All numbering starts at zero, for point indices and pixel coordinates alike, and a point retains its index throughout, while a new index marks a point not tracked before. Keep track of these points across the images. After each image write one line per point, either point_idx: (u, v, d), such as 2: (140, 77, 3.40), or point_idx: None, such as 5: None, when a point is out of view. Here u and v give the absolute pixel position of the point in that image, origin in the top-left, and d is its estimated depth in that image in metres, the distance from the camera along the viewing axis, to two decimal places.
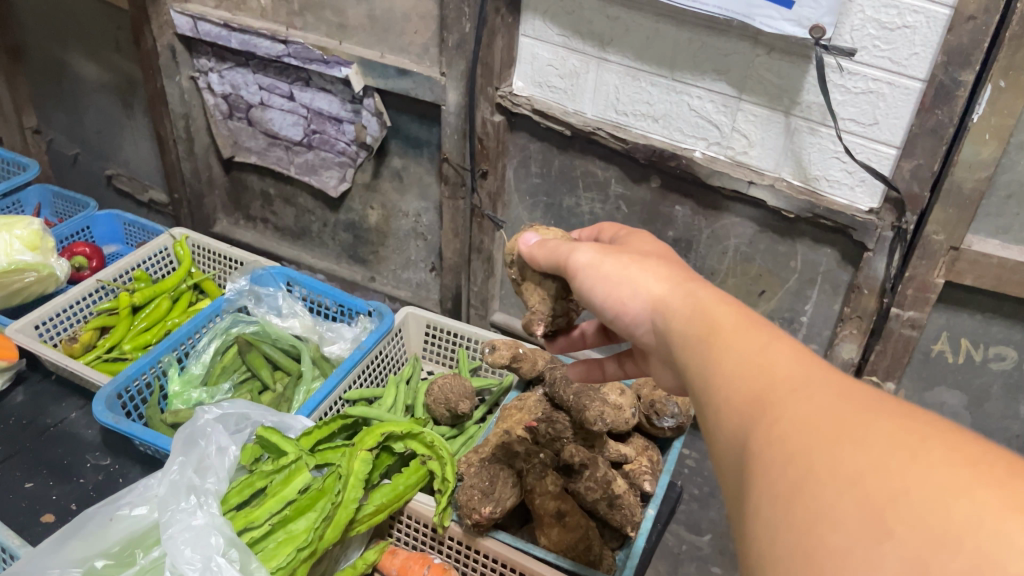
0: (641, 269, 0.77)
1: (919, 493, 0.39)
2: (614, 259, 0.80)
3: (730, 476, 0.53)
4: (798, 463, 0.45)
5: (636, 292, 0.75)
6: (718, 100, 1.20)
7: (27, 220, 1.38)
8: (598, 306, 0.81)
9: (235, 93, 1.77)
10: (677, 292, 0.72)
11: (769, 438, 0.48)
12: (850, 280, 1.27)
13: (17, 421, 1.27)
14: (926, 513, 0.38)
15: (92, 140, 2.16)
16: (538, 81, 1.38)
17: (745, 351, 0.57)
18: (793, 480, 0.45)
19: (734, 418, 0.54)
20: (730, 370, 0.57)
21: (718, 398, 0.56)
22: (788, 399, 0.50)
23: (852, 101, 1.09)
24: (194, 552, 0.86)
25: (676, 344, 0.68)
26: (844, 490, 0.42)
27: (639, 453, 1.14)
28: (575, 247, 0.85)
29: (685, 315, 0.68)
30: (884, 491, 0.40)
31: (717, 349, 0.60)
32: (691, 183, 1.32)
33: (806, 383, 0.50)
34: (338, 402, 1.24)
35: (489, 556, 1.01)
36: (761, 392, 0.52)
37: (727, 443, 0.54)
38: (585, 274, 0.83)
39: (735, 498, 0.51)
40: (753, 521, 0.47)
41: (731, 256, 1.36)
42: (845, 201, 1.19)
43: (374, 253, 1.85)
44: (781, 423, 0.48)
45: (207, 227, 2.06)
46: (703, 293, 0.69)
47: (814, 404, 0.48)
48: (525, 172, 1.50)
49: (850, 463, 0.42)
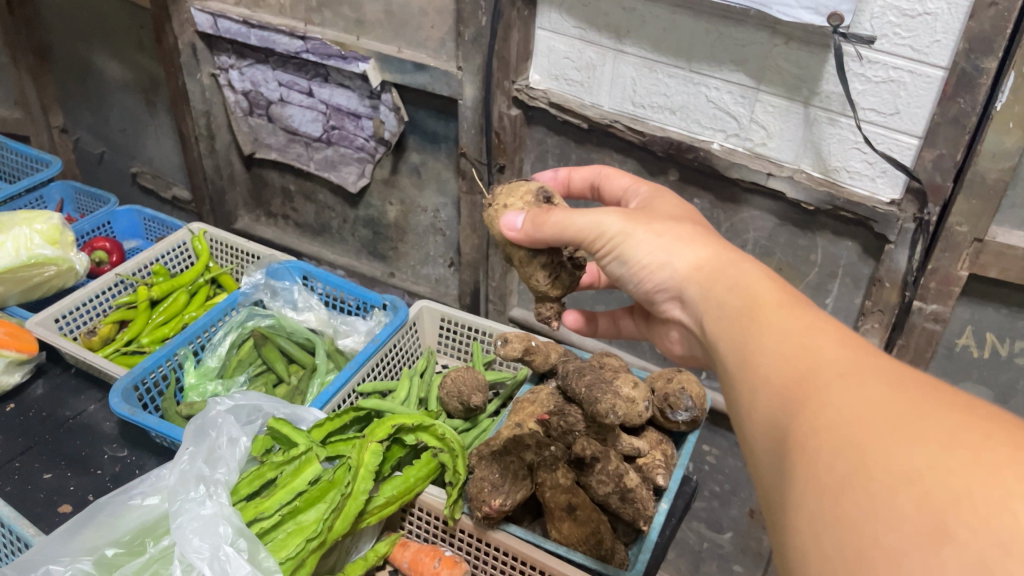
0: (668, 246, 0.76)
1: (981, 496, 0.37)
2: (647, 228, 0.77)
3: (766, 463, 0.52)
4: (849, 456, 0.44)
5: (669, 261, 0.75)
6: (736, 91, 1.19)
7: (47, 215, 1.39)
8: (626, 272, 0.80)
9: (256, 89, 1.77)
10: (719, 265, 0.71)
11: (815, 428, 0.47)
12: (871, 273, 1.24)
13: (36, 413, 1.29)
14: (991, 516, 0.36)
15: (117, 139, 2.19)
16: (555, 74, 1.37)
17: (789, 335, 0.56)
18: (843, 474, 0.43)
19: (775, 402, 0.53)
20: (773, 355, 0.56)
21: (758, 381, 0.56)
22: (835, 386, 0.49)
23: (872, 90, 1.07)
24: (202, 541, 0.85)
25: (712, 325, 0.67)
26: (900, 489, 0.40)
27: (653, 447, 1.12)
28: (596, 217, 0.79)
29: (725, 290, 0.67)
30: (946, 492, 0.39)
31: (757, 334, 0.59)
32: (708, 176, 1.30)
33: (855, 371, 0.49)
34: (353, 395, 1.24)
35: (503, 551, 1.01)
36: (807, 378, 0.51)
37: (766, 432, 0.53)
38: (614, 245, 0.79)
39: (773, 486, 0.50)
40: (797, 513, 0.46)
41: (751, 250, 1.34)
42: (866, 192, 1.16)
43: (393, 249, 1.86)
44: (828, 412, 0.47)
45: (229, 223, 2.08)
46: (745, 268, 0.68)
47: (866, 395, 0.46)
48: (543, 166, 1.49)
49: (906, 461, 0.41)
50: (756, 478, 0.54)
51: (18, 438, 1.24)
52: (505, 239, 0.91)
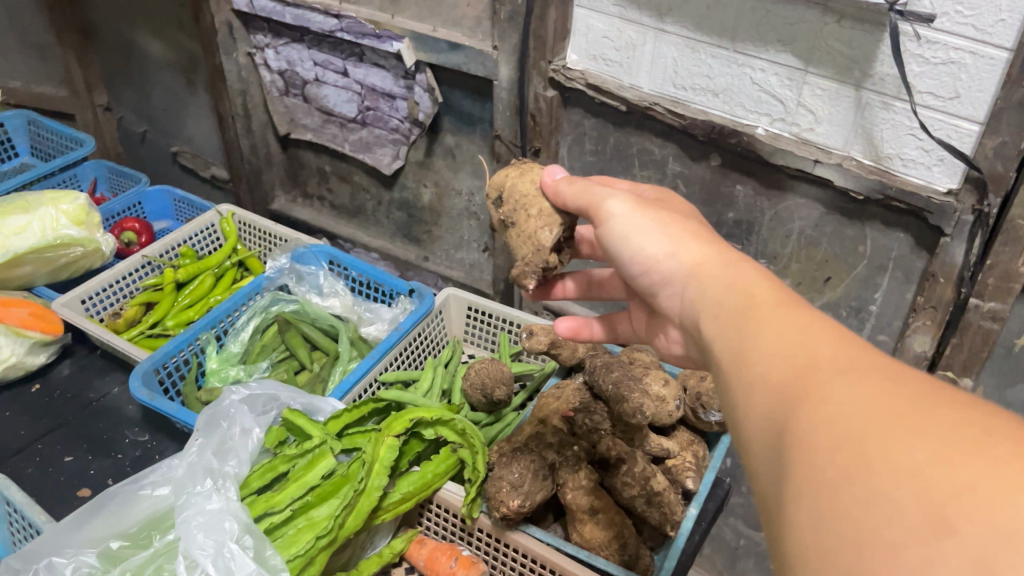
0: (671, 236, 0.71)
1: (984, 490, 0.35)
2: (653, 216, 0.74)
3: (759, 460, 0.48)
4: (844, 448, 0.41)
5: (675, 251, 0.69)
6: (783, 73, 1.12)
7: (74, 195, 1.37)
8: (626, 262, 0.75)
9: (291, 69, 1.74)
10: (722, 261, 0.65)
11: (810, 420, 0.44)
12: (924, 267, 1.16)
13: (61, 394, 1.28)
14: (994, 511, 0.34)
15: (158, 117, 2.18)
16: (593, 54, 1.31)
17: (786, 330, 0.52)
18: (839, 468, 0.40)
19: (768, 396, 0.49)
20: (766, 348, 0.52)
21: (752, 376, 0.51)
22: (832, 378, 0.45)
23: (930, 72, 0.99)
24: (207, 537, 0.83)
25: (706, 323, 0.62)
26: (900, 482, 0.37)
27: (683, 448, 1.07)
28: (607, 192, 0.78)
29: (722, 289, 0.62)
30: (948, 486, 0.36)
31: (751, 326, 0.55)
32: (753, 161, 1.23)
33: (854, 366, 0.45)
34: (374, 384, 1.20)
35: (522, 553, 0.97)
36: (802, 369, 0.48)
37: (759, 427, 0.49)
38: (616, 225, 0.75)
39: (767, 484, 0.47)
40: (791, 510, 0.42)
41: (796, 240, 1.27)
42: (921, 181, 1.09)
43: (428, 232, 1.82)
44: (824, 404, 0.44)
45: (265, 204, 2.06)
46: (741, 263, 0.63)
47: (863, 387, 0.43)
48: (580, 150, 1.43)
49: (906, 454, 0.38)
50: (749, 476, 0.50)
51: (43, 419, 1.23)
52: (536, 189, 0.89)
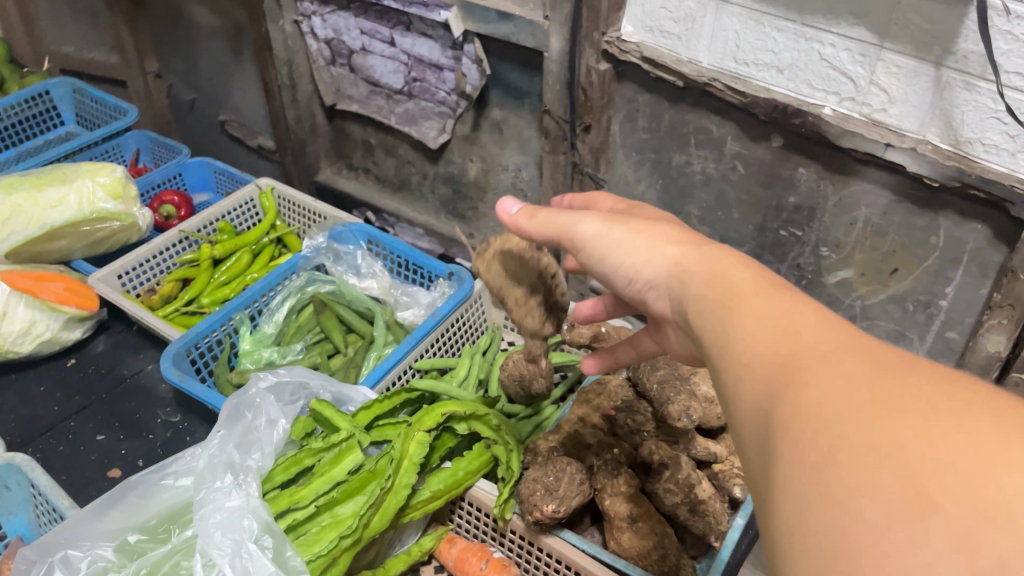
0: (649, 242, 0.64)
1: (968, 466, 0.33)
2: (624, 227, 0.66)
3: (745, 450, 0.45)
4: (823, 430, 0.38)
5: (653, 259, 0.63)
6: (854, 48, 1.02)
7: (111, 167, 1.35)
8: (611, 272, 0.67)
9: (338, 38, 1.69)
10: (701, 257, 0.59)
11: (792, 404, 0.40)
12: (1002, 262, 1.07)
13: (95, 370, 1.27)
14: (975, 489, 0.32)
15: (206, 86, 2.15)
16: (649, 25, 1.22)
17: (767, 310, 0.48)
18: (819, 451, 0.37)
19: (752, 382, 0.45)
20: (747, 332, 0.48)
21: (735, 362, 0.47)
22: (814, 359, 0.42)
23: (1019, 51, 0.89)
24: (224, 536, 0.79)
25: (689, 310, 0.57)
26: (881, 460, 0.35)
27: (732, 452, 1.02)
28: (577, 215, 0.70)
29: (703, 281, 0.56)
30: (930, 463, 0.33)
31: (732, 313, 0.51)
32: (819, 144, 1.14)
33: (836, 346, 0.42)
34: (409, 371, 1.16)
35: (554, 558, 0.91)
36: (783, 352, 0.44)
37: (744, 413, 0.45)
38: (592, 250, 0.68)
39: (755, 473, 0.43)
40: (777, 499, 0.39)
41: (861, 228, 1.18)
42: (1003, 169, 0.99)
43: (473, 208, 1.77)
44: (804, 386, 0.40)
45: (311, 175, 2.03)
46: (724, 252, 0.58)
47: (844, 365, 0.40)
48: (632, 126, 1.36)
49: (887, 432, 0.35)
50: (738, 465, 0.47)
51: (75, 396, 1.22)
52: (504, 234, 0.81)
